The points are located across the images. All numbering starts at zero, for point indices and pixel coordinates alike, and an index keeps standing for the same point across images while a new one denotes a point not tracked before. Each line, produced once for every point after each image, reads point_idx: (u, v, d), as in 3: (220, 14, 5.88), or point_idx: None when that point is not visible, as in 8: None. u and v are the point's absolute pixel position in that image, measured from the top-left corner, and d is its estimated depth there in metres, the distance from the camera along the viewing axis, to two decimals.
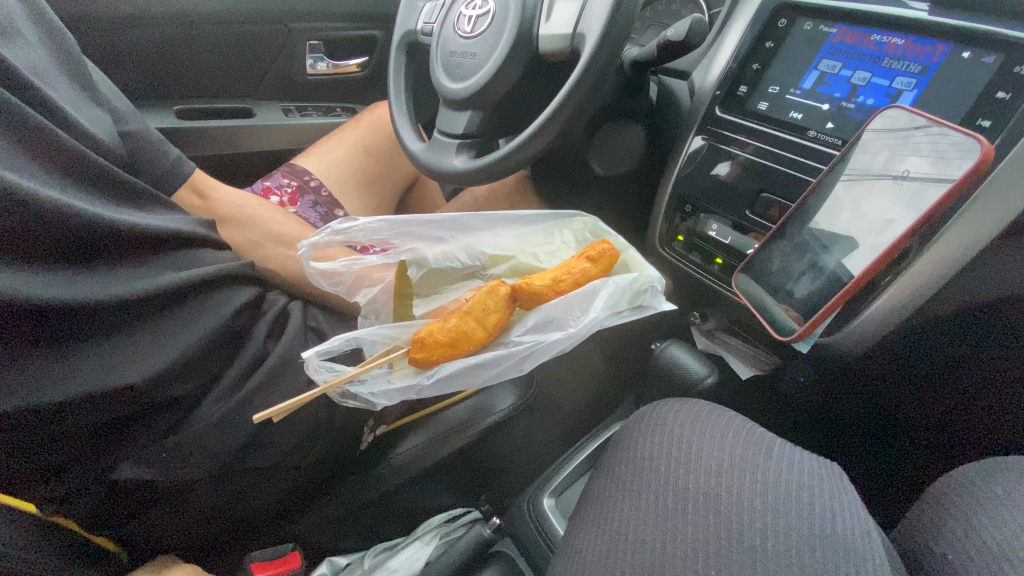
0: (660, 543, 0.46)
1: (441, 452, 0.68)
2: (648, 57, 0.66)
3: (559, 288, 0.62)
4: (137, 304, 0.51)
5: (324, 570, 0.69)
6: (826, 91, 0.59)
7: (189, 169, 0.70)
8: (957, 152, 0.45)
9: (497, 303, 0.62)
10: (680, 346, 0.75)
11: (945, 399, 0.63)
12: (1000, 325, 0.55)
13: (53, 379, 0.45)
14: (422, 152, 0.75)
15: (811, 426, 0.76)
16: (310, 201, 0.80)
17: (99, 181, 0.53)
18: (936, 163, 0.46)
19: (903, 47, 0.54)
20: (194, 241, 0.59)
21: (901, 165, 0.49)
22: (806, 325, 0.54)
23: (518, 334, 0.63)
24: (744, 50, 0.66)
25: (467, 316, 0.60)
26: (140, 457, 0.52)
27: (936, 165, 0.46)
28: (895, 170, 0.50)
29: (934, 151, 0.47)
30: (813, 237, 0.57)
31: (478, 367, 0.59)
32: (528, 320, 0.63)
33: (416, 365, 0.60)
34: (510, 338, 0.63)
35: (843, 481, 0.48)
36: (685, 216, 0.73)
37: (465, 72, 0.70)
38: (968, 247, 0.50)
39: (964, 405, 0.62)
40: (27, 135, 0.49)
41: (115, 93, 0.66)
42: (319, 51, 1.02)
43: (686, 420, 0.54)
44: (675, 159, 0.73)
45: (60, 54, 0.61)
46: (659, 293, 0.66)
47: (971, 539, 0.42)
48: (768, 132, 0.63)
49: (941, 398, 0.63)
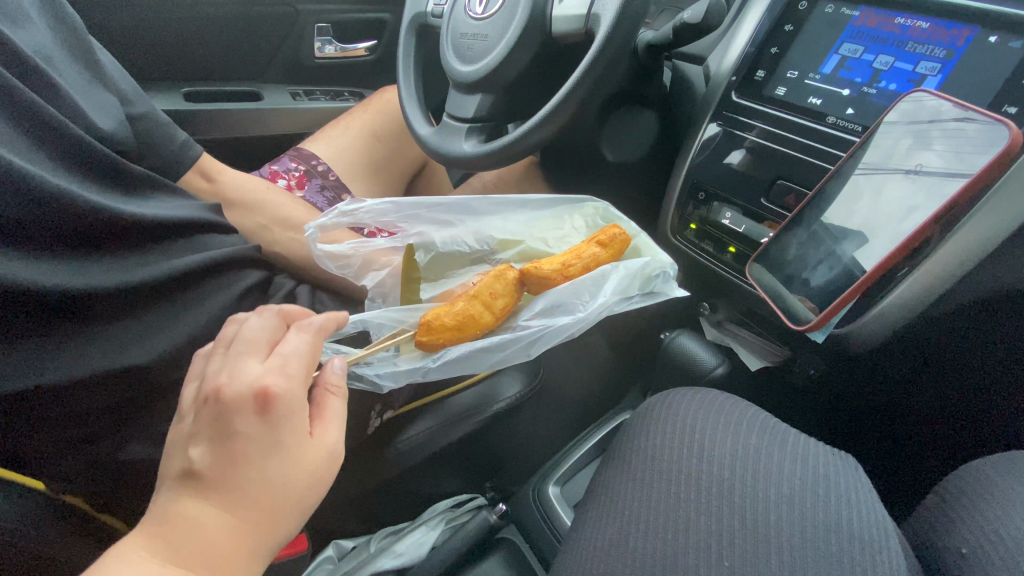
0: (673, 536, 0.45)
1: (447, 439, 0.67)
2: (663, 41, 0.65)
3: (568, 273, 0.62)
4: (144, 290, 0.51)
5: (330, 553, 0.71)
6: (847, 75, 0.58)
7: (197, 152, 0.69)
8: (970, 147, 0.45)
9: (505, 287, 0.61)
10: (690, 336, 0.74)
11: (952, 393, 0.62)
12: (1009, 318, 0.54)
13: (62, 363, 0.45)
14: (431, 136, 0.73)
15: (820, 418, 0.76)
16: (318, 185, 0.80)
17: (104, 167, 0.53)
18: (948, 159, 0.46)
19: (928, 30, 0.53)
20: (202, 227, 0.59)
21: (913, 160, 0.49)
22: (822, 316, 0.53)
23: (526, 318, 0.62)
24: (762, 35, 0.64)
25: (475, 300, 0.60)
26: (149, 437, 0.52)
27: (947, 160, 0.46)
28: (906, 165, 0.49)
29: (948, 146, 0.47)
30: (831, 226, 0.56)
31: (486, 351, 0.58)
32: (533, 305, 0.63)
33: (422, 349, 0.59)
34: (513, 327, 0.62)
35: (859, 473, 0.48)
36: (698, 204, 0.71)
37: (475, 54, 0.69)
38: (988, 238, 0.49)
39: (968, 399, 0.61)
40: (35, 124, 0.48)
41: (121, 73, 0.64)
42: (327, 34, 1.02)
43: (698, 410, 0.53)
44: (687, 147, 0.71)
45: (66, 36, 0.59)
46: (671, 279, 0.64)
47: (988, 535, 0.41)
48: (785, 118, 0.62)
49: (946, 391, 0.62)
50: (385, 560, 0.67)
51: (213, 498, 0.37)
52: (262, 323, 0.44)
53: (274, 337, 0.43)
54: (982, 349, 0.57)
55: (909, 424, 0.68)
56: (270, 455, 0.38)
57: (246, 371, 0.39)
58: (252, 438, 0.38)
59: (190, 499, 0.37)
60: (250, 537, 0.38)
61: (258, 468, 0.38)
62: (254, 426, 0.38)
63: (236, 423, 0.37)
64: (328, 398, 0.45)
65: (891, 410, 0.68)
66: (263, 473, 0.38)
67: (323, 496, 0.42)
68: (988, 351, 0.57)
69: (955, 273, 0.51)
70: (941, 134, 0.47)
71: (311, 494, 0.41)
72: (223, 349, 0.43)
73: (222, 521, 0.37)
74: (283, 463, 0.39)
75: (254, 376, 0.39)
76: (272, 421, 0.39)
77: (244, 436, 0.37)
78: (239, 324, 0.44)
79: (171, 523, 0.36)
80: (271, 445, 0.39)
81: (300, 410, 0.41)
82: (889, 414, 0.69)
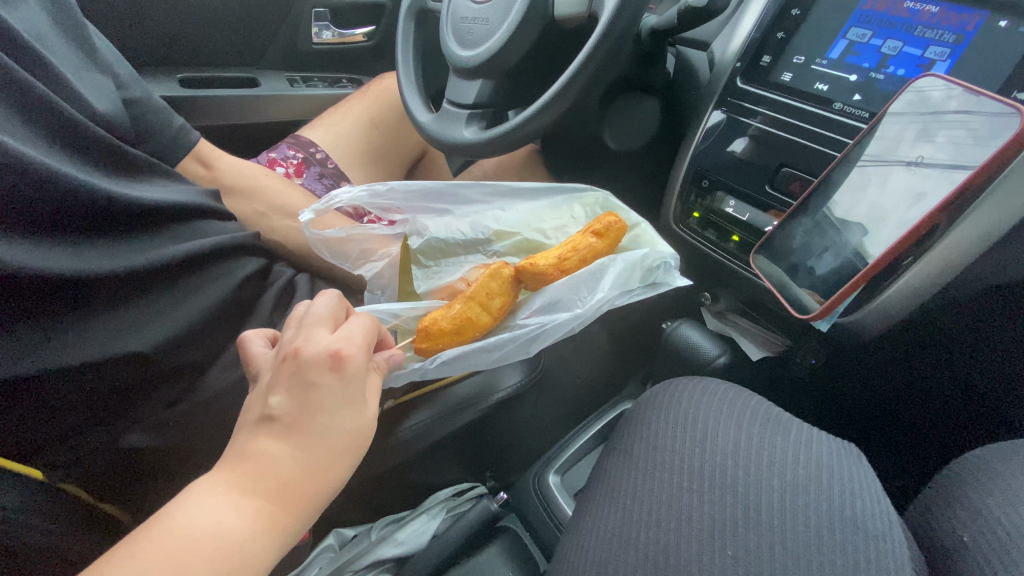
0: (676, 526, 0.45)
1: (449, 427, 0.66)
2: (667, 26, 0.64)
3: (564, 267, 0.61)
4: (143, 276, 0.50)
5: (331, 541, 0.71)
6: (854, 61, 0.57)
7: (194, 139, 0.68)
8: (971, 139, 0.44)
9: (501, 286, 0.60)
10: (692, 325, 0.74)
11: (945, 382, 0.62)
12: (1008, 308, 0.54)
13: (61, 349, 0.45)
14: (431, 123, 0.72)
15: (819, 405, 0.76)
16: (316, 173, 0.79)
17: (100, 150, 0.52)
18: (951, 150, 0.46)
19: (937, 14, 0.51)
20: (200, 212, 0.58)
21: (914, 151, 0.49)
22: (828, 304, 0.53)
23: (524, 317, 0.62)
24: (769, 19, 0.63)
25: (471, 302, 0.59)
26: (149, 424, 0.52)
27: (949, 152, 0.46)
28: (909, 156, 0.49)
29: (949, 138, 0.46)
30: (836, 214, 0.55)
31: (485, 351, 0.58)
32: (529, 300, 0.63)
33: (421, 354, 0.59)
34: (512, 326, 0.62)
35: (862, 461, 0.48)
36: (701, 192, 0.70)
37: (475, 39, 0.68)
38: (997, 225, 0.48)
39: (961, 390, 0.61)
40: (30, 105, 0.47)
41: (116, 57, 0.63)
42: (324, 19, 1.01)
43: (699, 401, 0.53)
44: (692, 134, 0.70)
45: (61, 17, 0.58)
46: (673, 270, 0.64)
47: (991, 521, 0.41)
48: (790, 104, 0.61)
49: (940, 379, 0.62)
50: (387, 548, 0.67)
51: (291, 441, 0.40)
52: (326, 303, 0.48)
53: (337, 317, 0.47)
54: (982, 337, 0.57)
55: (910, 413, 0.67)
56: (341, 406, 0.42)
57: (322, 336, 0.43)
58: (327, 390, 0.42)
59: (264, 439, 0.41)
60: (312, 478, 0.41)
61: (329, 415, 0.41)
62: (328, 380, 0.42)
63: (313, 377, 0.41)
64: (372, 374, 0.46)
65: (893, 400, 0.68)
66: (333, 421, 0.42)
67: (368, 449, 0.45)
68: (983, 341, 0.57)
69: (961, 262, 0.50)
70: (943, 126, 0.47)
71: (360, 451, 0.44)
72: (291, 324, 0.47)
73: (293, 458, 0.40)
74: (349, 415, 0.43)
75: (326, 341, 0.43)
76: (343, 379, 0.42)
77: (320, 388, 0.41)
78: (308, 307, 0.48)
79: (250, 459, 0.40)
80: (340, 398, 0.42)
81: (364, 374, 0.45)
82: (891, 403, 0.69)
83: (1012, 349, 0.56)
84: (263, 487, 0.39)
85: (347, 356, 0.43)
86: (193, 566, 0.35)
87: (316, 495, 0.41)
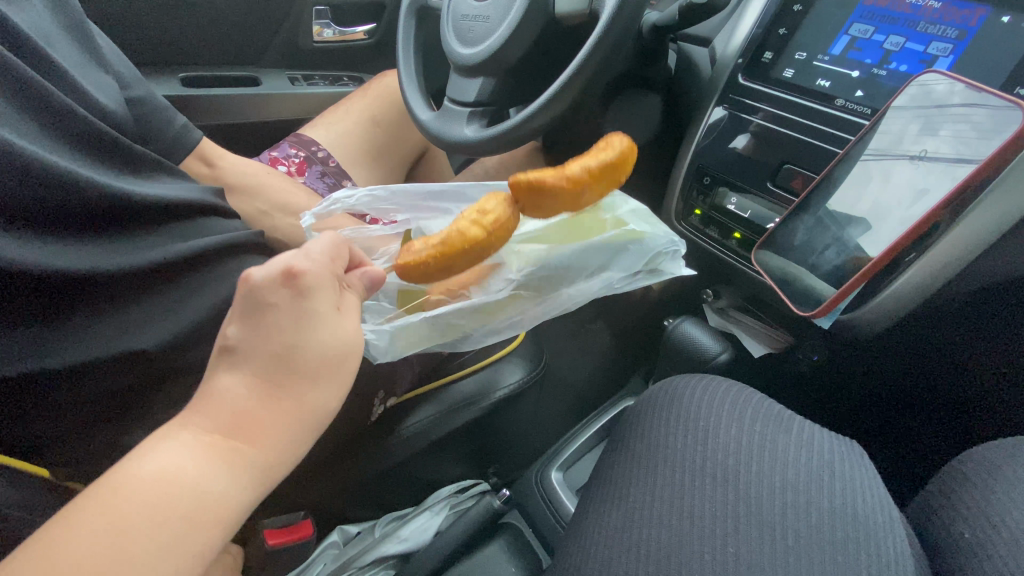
0: (678, 522, 0.45)
1: (451, 426, 0.67)
2: (669, 22, 0.63)
3: (561, 175, 0.52)
4: (150, 274, 0.50)
5: (335, 538, 0.71)
6: (857, 57, 0.57)
7: (197, 137, 0.68)
8: (976, 133, 0.44)
9: (496, 203, 0.54)
10: (694, 322, 0.74)
11: (944, 379, 0.62)
12: (1008, 306, 0.54)
13: (69, 347, 0.45)
14: (432, 121, 0.72)
15: (817, 404, 0.77)
16: (318, 172, 0.79)
17: (105, 148, 0.52)
18: (955, 144, 0.46)
19: (940, 10, 0.51)
20: (206, 210, 0.59)
21: (919, 144, 0.49)
22: (829, 300, 0.54)
23: (521, 271, 0.58)
24: (770, 15, 0.63)
25: (461, 218, 0.52)
26: (155, 421, 0.52)
27: (953, 146, 0.46)
28: (913, 150, 0.49)
29: (954, 132, 0.46)
30: (838, 210, 0.55)
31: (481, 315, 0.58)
32: (527, 255, 0.59)
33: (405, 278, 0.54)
34: (504, 275, 0.59)
35: (864, 459, 0.48)
36: (703, 189, 0.70)
37: (477, 37, 0.68)
38: (999, 222, 0.48)
39: (959, 388, 0.62)
40: (37, 105, 0.47)
41: (120, 57, 0.63)
42: (326, 17, 1.01)
43: (702, 397, 0.53)
44: (693, 131, 0.70)
45: (64, 15, 0.58)
46: (679, 258, 0.62)
47: (993, 518, 0.41)
48: (791, 100, 0.61)
49: (938, 375, 0.63)
50: (390, 545, 0.68)
51: (251, 372, 0.38)
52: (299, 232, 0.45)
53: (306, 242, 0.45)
54: (980, 336, 0.57)
55: (909, 411, 0.68)
56: (301, 328, 0.39)
57: (276, 256, 0.40)
58: (282, 310, 0.39)
59: (223, 372, 0.38)
60: (277, 411, 0.38)
61: (288, 335, 0.39)
62: (282, 297, 0.39)
63: (266, 296, 0.39)
64: (344, 294, 0.44)
65: (892, 397, 0.69)
66: (295, 344, 0.39)
67: (349, 373, 0.42)
68: (984, 338, 0.57)
69: (963, 259, 0.50)
70: (947, 120, 0.47)
71: (340, 378, 0.42)
72: None
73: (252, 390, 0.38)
74: (313, 337, 0.40)
75: (284, 259, 0.41)
76: (299, 295, 0.39)
77: (274, 308, 0.39)
78: None
79: (208, 396, 0.38)
80: (298, 322, 0.39)
81: (329, 291, 0.41)
82: (890, 400, 0.69)
83: (1012, 348, 0.56)
84: (221, 423, 0.37)
85: (300, 272, 0.40)
86: (134, 515, 0.33)
87: (290, 426, 0.39)
